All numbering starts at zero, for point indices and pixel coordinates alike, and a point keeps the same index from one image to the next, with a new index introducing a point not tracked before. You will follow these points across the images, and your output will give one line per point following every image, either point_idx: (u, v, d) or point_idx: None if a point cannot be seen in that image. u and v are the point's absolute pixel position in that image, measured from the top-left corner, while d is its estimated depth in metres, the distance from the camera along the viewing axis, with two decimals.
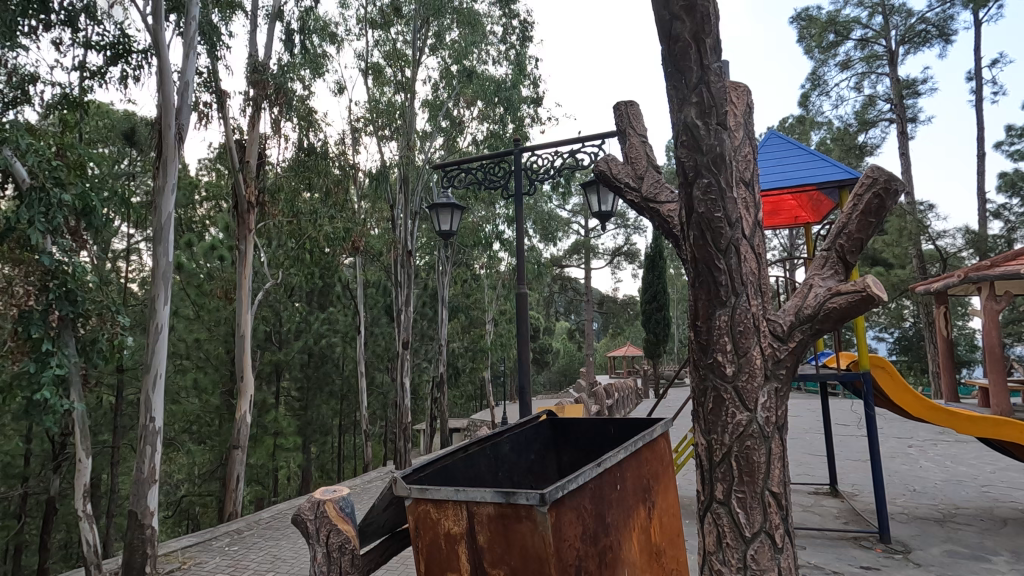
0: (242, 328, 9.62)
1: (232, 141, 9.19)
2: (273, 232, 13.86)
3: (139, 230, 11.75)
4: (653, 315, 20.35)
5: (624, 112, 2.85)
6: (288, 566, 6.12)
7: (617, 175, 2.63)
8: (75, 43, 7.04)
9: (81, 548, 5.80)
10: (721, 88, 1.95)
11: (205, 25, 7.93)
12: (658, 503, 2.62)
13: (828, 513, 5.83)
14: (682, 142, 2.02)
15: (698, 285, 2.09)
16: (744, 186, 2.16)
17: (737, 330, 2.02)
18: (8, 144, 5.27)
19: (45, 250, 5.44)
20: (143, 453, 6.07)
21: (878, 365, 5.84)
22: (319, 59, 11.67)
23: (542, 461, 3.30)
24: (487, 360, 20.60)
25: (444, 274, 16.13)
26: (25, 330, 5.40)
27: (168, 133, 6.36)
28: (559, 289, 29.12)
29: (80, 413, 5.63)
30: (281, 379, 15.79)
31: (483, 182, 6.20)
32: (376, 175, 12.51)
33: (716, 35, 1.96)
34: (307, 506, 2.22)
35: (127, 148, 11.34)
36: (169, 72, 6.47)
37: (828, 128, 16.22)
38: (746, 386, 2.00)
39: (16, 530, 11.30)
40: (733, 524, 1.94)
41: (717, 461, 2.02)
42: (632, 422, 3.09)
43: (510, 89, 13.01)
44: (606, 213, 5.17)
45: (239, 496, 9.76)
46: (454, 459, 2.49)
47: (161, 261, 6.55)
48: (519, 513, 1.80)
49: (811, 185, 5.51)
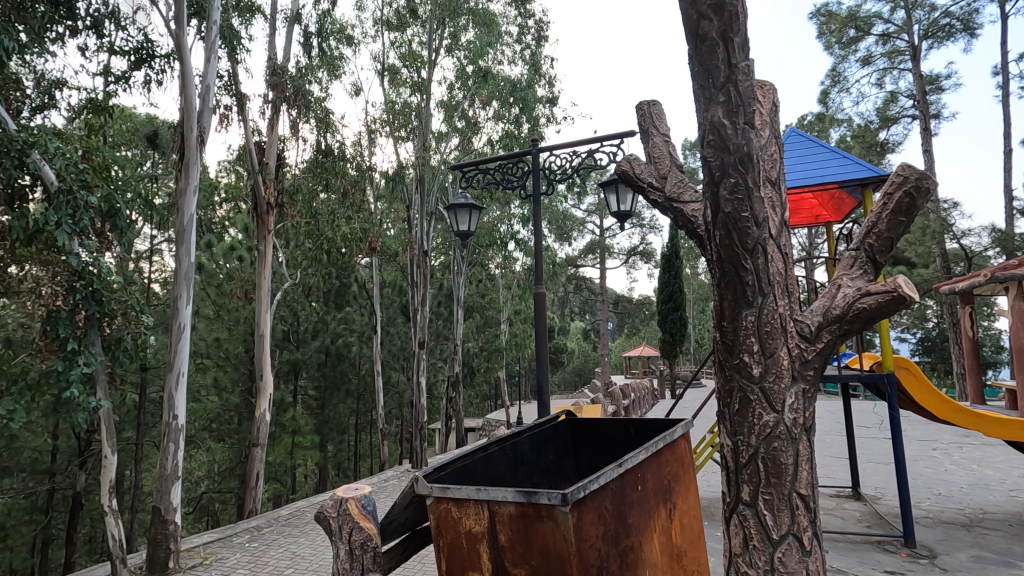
0: (261, 328, 9.77)
1: (251, 143, 9.30)
2: (291, 232, 14.07)
3: (162, 230, 11.98)
4: (669, 315, 20.18)
5: (647, 112, 2.82)
6: (308, 563, 6.19)
7: (639, 175, 2.61)
8: (101, 49, 7.21)
9: (107, 542, 5.92)
10: (749, 87, 1.93)
11: (225, 29, 8.07)
12: (679, 504, 2.60)
13: (851, 516, 5.76)
14: (709, 142, 2.00)
15: (723, 285, 2.07)
16: (771, 185, 2.13)
17: (764, 330, 2.00)
18: (37, 148, 5.40)
19: (72, 250, 5.58)
20: (166, 450, 6.19)
21: (903, 366, 5.72)
22: (335, 60, 11.79)
23: (561, 461, 3.30)
24: (502, 360, 20.65)
25: (459, 274, 16.19)
26: (53, 329, 5.53)
27: (190, 136, 6.48)
28: (574, 289, 29.08)
29: (105, 411, 5.77)
30: (299, 378, 15.99)
31: (501, 182, 6.20)
32: (393, 176, 12.62)
33: (745, 34, 1.93)
34: (330, 503, 2.26)
35: (149, 151, 11.53)
36: (191, 75, 6.59)
37: (848, 125, 15.97)
38: (773, 386, 1.98)
39: (44, 524, 11.61)
40: (760, 526, 1.92)
41: (744, 462, 2.00)
42: (652, 423, 3.08)
43: (525, 89, 13.20)
44: (625, 213, 5.16)
45: (259, 494, 9.86)
46: (475, 458, 2.50)
47: (183, 261, 6.66)
48: (540, 513, 1.81)
49: (832, 184, 5.41)
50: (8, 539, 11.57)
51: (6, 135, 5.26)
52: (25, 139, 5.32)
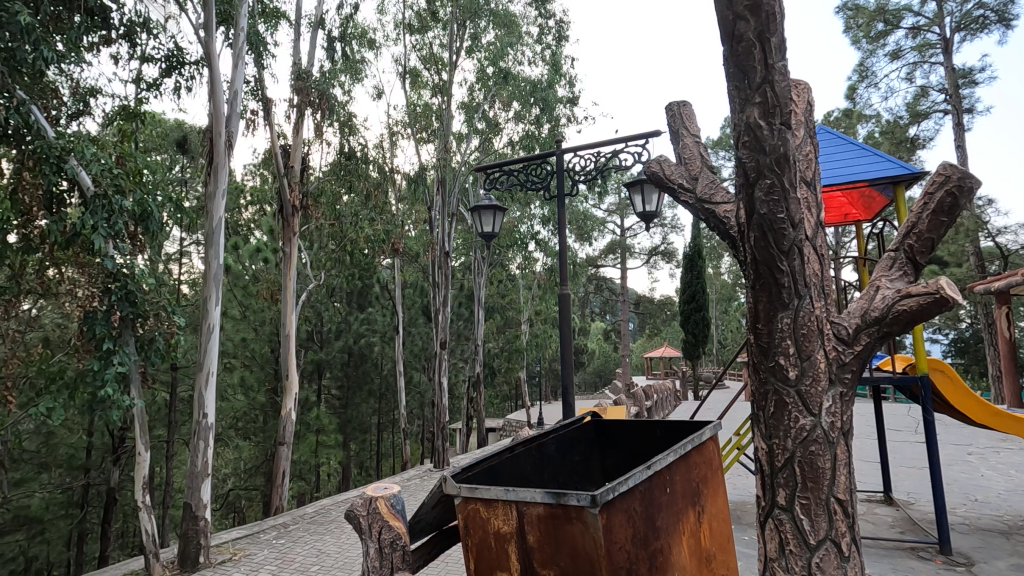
0: (287, 328, 9.93)
1: (277, 146, 9.47)
2: (315, 234, 14.32)
3: (190, 233, 12.28)
4: (692, 316, 19.97)
5: (677, 113, 2.81)
6: (333, 561, 6.27)
7: (670, 176, 2.60)
8: (133, 57, 7.42)
9: (141, 537, 6.08)
10: (786, 87, 1.90)
11: (252, 35, 8.25)
12: (708, 508, 2.58)
13: (883, 522, 5.64)
14: (744, 143, 1.98)
15: (758, 286, 2.04)
16: (806, 185, 2.11)
17: (800, 333, 1.97)
18: (75, 154, 5.63)
19: (107, 253, 5.78)
20: (196, 448, 6.34)
21: (937, 368, 5.56)
22: (358, 64, 11.95)
23: (587, 461, 3.30)
24: (522, 360, 20.71)
25: (480, 275, 16.26)
26: (90, 329, 5.73)
27: (218, 141, 6.65)
28: (595, 289, 28.98)
29: (139, 408, 5.94)
30: (323, 377, 16.25)
31: (525, 183, 6.22)
32: (415, 178, 12.76)
33: (782, 34, 1.90)
34: (360, 502, 2.30)
35: (178, 156, 11.83)
36: (220, 81, 6.76)
37: (876, 121, 15.57)
38: (810, 390, 1.95)
39: (81, 519, 11.76)
40: (796, 531, 1.90)
41: (779, 466, 1.97)
42: (678, 425, 3.06)
43: (546, 89, 13.22)
44: (650, 213, 5.14)
45: (285, 491, 10.01)
46: (502, 459, 2.52)
47: (213, 264, 6.82)
48: (569, 514, 1.81)
49: (863, 182, 5.28)
50: (45, 533, 11.72)
51: (46, 143, 5.47)
52: (64, 146, 5.54)
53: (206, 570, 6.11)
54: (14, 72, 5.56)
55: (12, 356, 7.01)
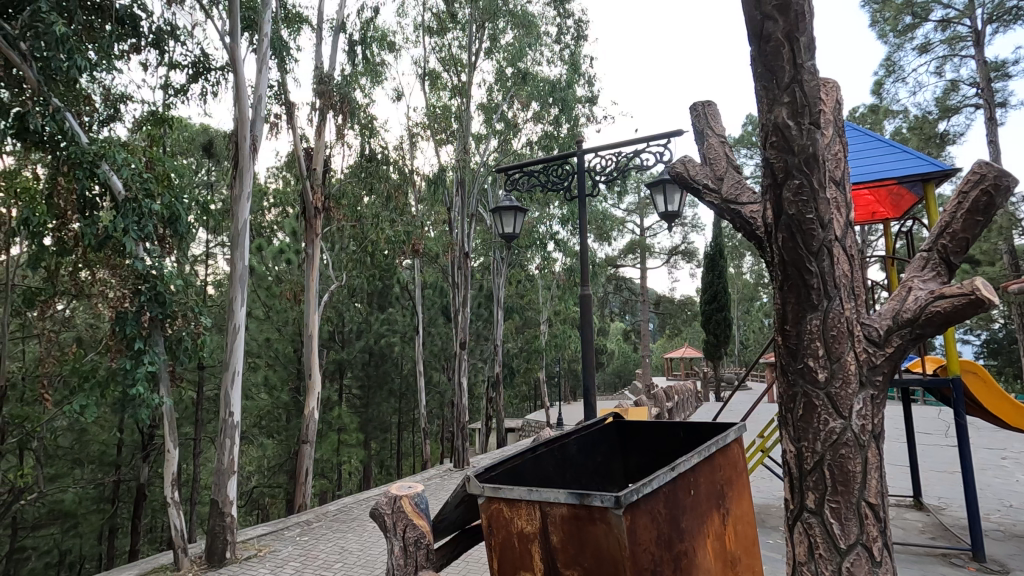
0: (310, 328, 10.07)
1: (300, 149, 9.61)
2: (337, 235, 14.53)
3: (216, 235, 12.56)
4: (714, 316, 19.75)
5: (701, 112, 2.79)
6: (356, 558, 6.36)
7: (694, 176, 2.57)
8: (160, 64, 7.61)
9: (170, 532, 6.22)
10: (815, 87, 1.87)
11: (276, 40, 8.41)
12: (733, 510, 2.55)
13: (913, 527, 5.52)
14: (772, 143, 1.96)
15: (786, 287, 2.01)
16: (835, 185, 2.06)
17: (830, 334, 1.94)
18: (107, 159, 5.79)
19: (137, 255, 5.94)
20: (223, 445, 6.47)
21: (970, 370, 5.43)
22: (378, 67, 12.09)
23: (609, 463, 3.29)
24: (542, 361, 20.71)
25: (499, 275, 16.31)
26: (121, 329, 5.88)
27: (243, 145, 6.79)
28: (614, 289, 28.80)
29: (167, 406, 6.08)
30: (344, 377, 16.47)
31: (546, 184, 6.20)
32: (434, 179, 12.87)
33: (811, 33, 1.88)
34: (384, 500, 2.33)
35: (204, 159, 12.11)
36: (244, 86, 6.90)
37: (904, 117, 15.19)
38: (840, 392, 1.92)
39: (112, 514, 12.22)
40: (826, 535, 1.87)
41: (808, 469, 1.94)
42: (702, 426, 3.03)
43: (565, 89, 13.20)
44: (673, 213, 5.10)
45: (308, 489, 10.16)
46: (525, 459, 2.54)
47: (238, 265, 6.96)
48: (593, 515, 1.81)
49: (891, 180, 5.17)
50: (79, 526, 11.99)
51: (80, 148, 5.67)
52: (96, 152, 5.71)
53: (233, 565, 6.26)
54: (48, 80, 5.78)
55: (48, 355, 7.24)
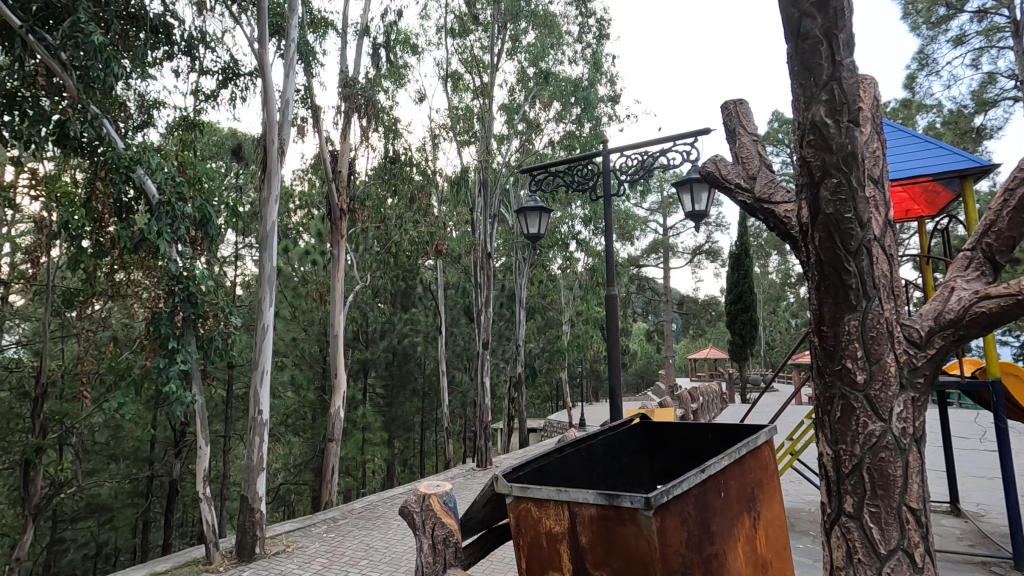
0: (335, 328, 10.22)
1: (326, 152, 9.77)
2: (361, 236, 14.73)
3: (245, 237, 12.84)
4: (739, 317, 19.44)
5: (732, 111, 2.76)
6: (381, 555, 6.44)
7: (726, 176, 2.55)
8: (192, 70, 7.81)
9: (202, 527, 6.37)
10: (854, 83, 1.84)
11: (302, 45, 8.56)
12: (764, 513, 2.52)
13: (950, 533, 5.36)
14: (808, 142, 1.93)
15: (823, 288, 1.97)
16: (875, 183, 2.01)
17: (869, 336, 1.89)
18: (141, 164, 5.98)
19: (171, 257, 6.13)
20: (252, 442, 6.60)
21: (1010, 372, 5.26)
22: (401, 70, 12.23)
23: (636, 464, 3.27)
24: (564, 360, 20.67)
25: (522, 275, 16.33)
26: (156, 328, 6.05)
27: (271, 148, 6.94)
28: (637, 289, 28.61)
29: (199, 404, 6.23)
30: (368, 375, 16.68)
31: (571, 184, 6.19)
32: (456, 180, 12.97)
33: (850, 29, 1.85)
34: (413, 498, 2.37)
35: (233, 163, 12.39)
36: (272, 91, 7.04)
37: (937, 111, 14.72)
38: (879, 395, 1.88)
39: (146, 508, 12.57)
40: (865, 539, 1.83)
41: (846, 472, 1.90)
42: (732, 428, 2.99)
43: (587, 88, 13.17)
44: (700, 213, 5.05)
45: (334, 486, 10.31)
46: (551, 459, 2.55)
47: (266, 266, 7.09)
48: (622, 516, 1.81)
49: (926, 177, 5.02)
50: (114, 520, 12.42)
51: (116, 153, 5.87)
52: (131, 157, 5.90)
53: (262, 560, 6.40)
54: (87, 88, 5.99)
55: (87, 354, 7.50)
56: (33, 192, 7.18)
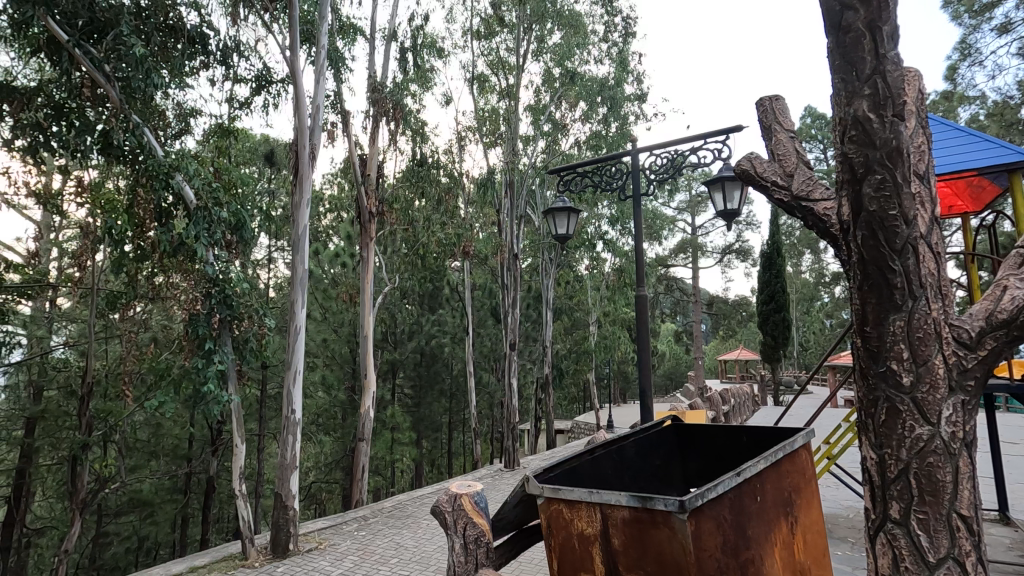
0: (364, 329, 10.38)
1: (355, 156, 9.94)
2: (389, 239, 14.94)
3: (277, 240, 13.15)
4: (771, 317, 19.01)
5: (767, 107, 2.71)
6: (411, 554, 6.50)
7: (761, 173, 2.50)
8: (227, 79, 8.05)
9: (239, 523, 6.53)
10: (899, 77, 1.80)
11: (332, 52, 8.74)
12: (802, 519, 2.46)
13: (1000, 543, 5.13)
14: (850, 138, 1.88)
15: (867, 288, 1.91)
16: (921, 178, 1.94)
17: (915, 336, 1.83)
18: (180, 171, 6.17)
19: (208, 260, 6.31)
20: (285, 441, 6.73)
21: None
22: (427, 73, 12.35)
23: (667, 466, 3.23)
24: (591, 362, 20.56)
25: (549, 276, 16.31)
26: (194, 330, 6.22)
27: (303, 153, 7.10)
28: (665, 289, 28.29)
29: (235, 403, 6.40)
30: (396, 376, 16.88)
31: (599, 185, 6.16)
32: (483, 181, 13.05)
33: (894, 21, 1.81)
34: (445, 498, 2.40)
35: (265, 168, 12.71)
36: (304, 97, 7.21)
37: (981, 103, 14.13)
38: (927, 398, 1.81)
39: (184, 504, 12.97)
40: (913, 548, 1.77)
41: (892, 477, 1.85)
42: (767, 431, 2.92)
43: (614, 87, 13.09)
44: (732, 212, 4.97)
45: (364, 485, 10.46)
46: (582, 461, 2.54)
47: (298, 268, 7.25)
48: (655, 519, 1.79)
49: (971, 171, 4.76)
50: (155, 515, 12.85)
51: (157, 161, 6.07)
52: (170, 164, 6.09)
53: (296, 557, 6.53)
54: (130, 99, 6.21)
55: (130, 354, 7.78)
56: (79, 199, 7.50)
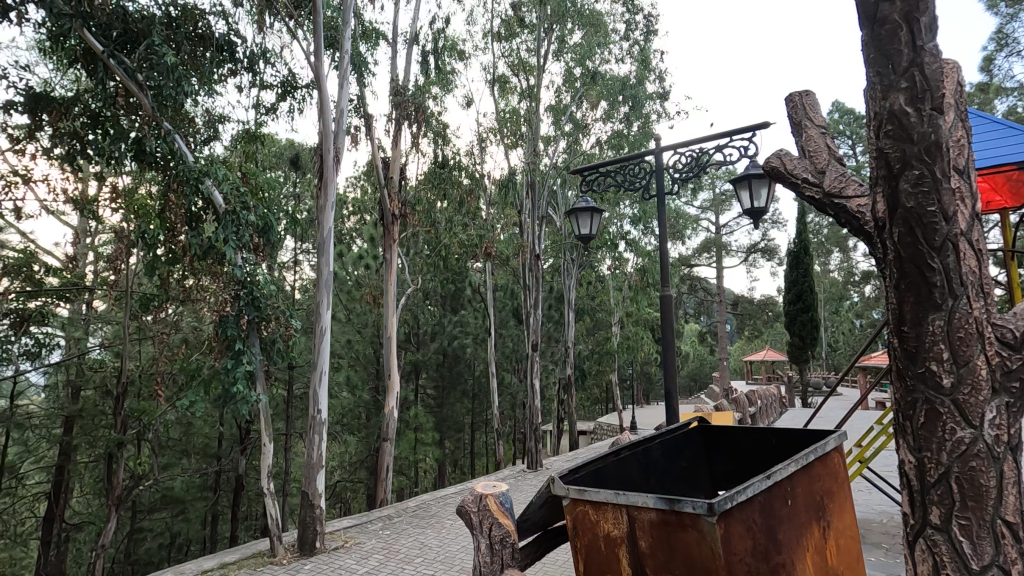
0: (388, 330, 10.49)
1: (378, 159, 10.05)
2: (411, 240, 15.07)
3: (303, 243, 13.37)
4: (798, 317, 18.62)
5: (797, 104, 2.66)
6: (435, 554, 6.54)
7: (792, 171, 2.45)
8: (254, 86, 8.23)
9: (267, 521, 6.65)
10: (938, 69, 1.75)
11: (355, 57, 8.86)
12: (835, 524, 2.40)
13: None
14: (886, 132, 1.84)
15: (904, 287, 1.85)
16: (961, 172, 1.88)
17: (956, 336, 1.77)
18: (209, 176, 6.32)
19: (236, 262, 6.45)
20: (312, 441, 6.83)
21: None
22: (448, 76, 12.43)
23: (694, 469, 3.18)
24: (613, 362, 20.42)
25: (571, 276, 16.26)
26: (223, 330, 6.36)
27: (327, 157, 7.20)
28: (688, 289, 27.94)
29: (263, 403, 6.52)
30: (419, 376, 17.01)
31: (622, 184, 6.12)
32: (504, 182, 13.07)
33: (931, 13, 1.77)
34: (471, 498, 2.40)
35: (291, 171, 12.94)
36: (328, 101, 7.31)
37: (1019, 94, 13.63)
38: (969, 400, 1.75)
39: (214, 501, 13.26)
40: (955, 554, 1.71)
41: (932, 481, 1.79)
42: (797, 434, 2.86)
43: (635, 86, 13.00)
44: (759, 209, 4.89)
45: (388, 485, 10.55)
46: (608, 462, 2.53)
47: (324, 271, 7.36)
48: (684, 522, 1.77)
49: (1010, 165, 4.60)
50: (186, 512, 13.16)
51: (187, 167, 6.22)
52: (200, 170, 6.24)
53: (322, 555, 6.62)
54: (161, 106, 6.38)
55: (162, 355, 8.00)
56: (114, 205, 7.73)
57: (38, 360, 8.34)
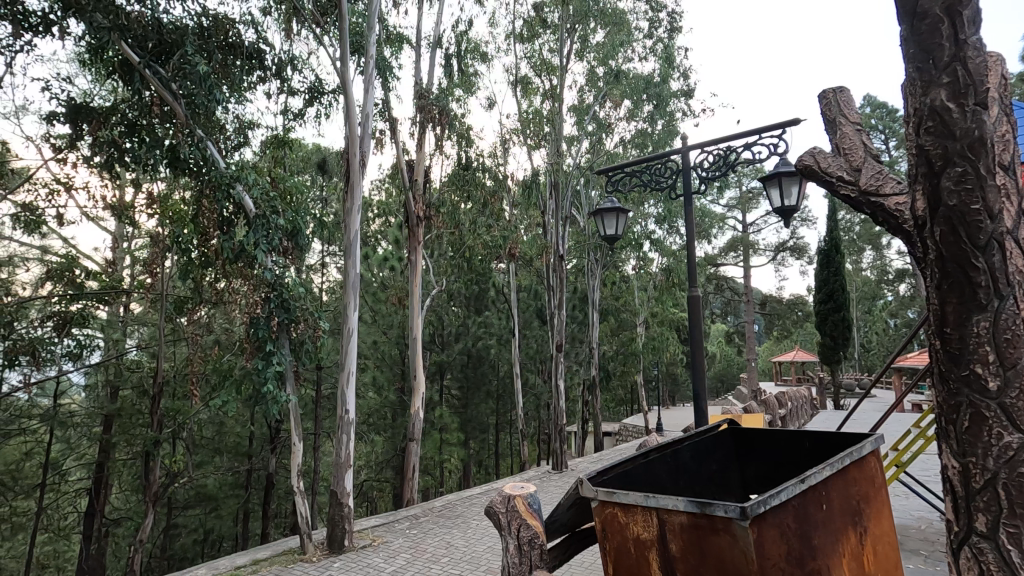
0: (414, 331, 10.58)
1: (403, 162, 10.14)
2: (436, 242, 15.19)
3: (330, 245, 13.59)
4: (830, 317, 18.15)
5: (832, 101, 2.63)
6: (461, 554, 6.58)
7: (826, 169, 2.42)
8: (282, 92, 8.41)
9: (298, 519, 6.77)
10: (981, 63, 1.70)
11: (380, 62, 8.97)
12: (872, 530, 2.34)
13: None
14: (927, 129, 1.79)
15: (945, 288, 1.80)
16: (1005, 167, 1.81)
17: (1002, 337, 1.71)
18: (241, 181, 6.49)
19: (267, 265, 6.60)
20: (340, 440, 6.94)
21: None
22: (471, 78, 12.49)
23: (724, 472, 3.14)
24: (638, 363, 20.22)
25: (595, 277, 16.18)
26: (255, 332, 6.50)
27: (354, 161, 7.31)
28: (715, 289, 27.51)
29: (293, 403, 6.65)
30: (444, 377, 17.11)
31: (649, 183, 6.06)
32: (528, 183, 13.09)
33: (974, 6, 1.73)
34: (499, 499, 2.42)
35: (318, 175, 13.17)
36: (354, 107, 7.42)
37: None
38: (1016, 403, 1.69)
39: (245, 499, 13.55)
40: (1002, 562, 1.66)
41: (977, 488, 1.74)
42: (831, 437, 2.79)
43: (659, 84, 12.88)
44: (790, 208, 4.79)
45: (415, 484, 10.65)
46: (637, 464, 2.51)
47: (351, 273, 7.48)
48: (715, 525, 1.75)
49: None
50: (219, 508, 13.47)
51: (219, 172, 6.38)
52: (232, 175, 6.40)
53: (351, 553, 6.72)
54: (194, 114, 6.56)
55: (196, 355, 8.23)
56: (150, 210, 7.98)
57: (79, 360, 8.64)
